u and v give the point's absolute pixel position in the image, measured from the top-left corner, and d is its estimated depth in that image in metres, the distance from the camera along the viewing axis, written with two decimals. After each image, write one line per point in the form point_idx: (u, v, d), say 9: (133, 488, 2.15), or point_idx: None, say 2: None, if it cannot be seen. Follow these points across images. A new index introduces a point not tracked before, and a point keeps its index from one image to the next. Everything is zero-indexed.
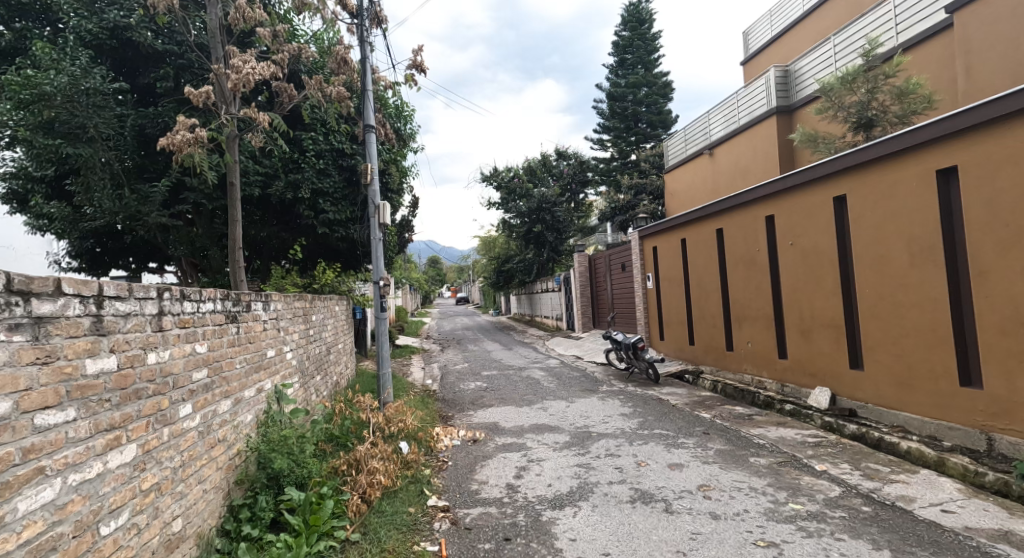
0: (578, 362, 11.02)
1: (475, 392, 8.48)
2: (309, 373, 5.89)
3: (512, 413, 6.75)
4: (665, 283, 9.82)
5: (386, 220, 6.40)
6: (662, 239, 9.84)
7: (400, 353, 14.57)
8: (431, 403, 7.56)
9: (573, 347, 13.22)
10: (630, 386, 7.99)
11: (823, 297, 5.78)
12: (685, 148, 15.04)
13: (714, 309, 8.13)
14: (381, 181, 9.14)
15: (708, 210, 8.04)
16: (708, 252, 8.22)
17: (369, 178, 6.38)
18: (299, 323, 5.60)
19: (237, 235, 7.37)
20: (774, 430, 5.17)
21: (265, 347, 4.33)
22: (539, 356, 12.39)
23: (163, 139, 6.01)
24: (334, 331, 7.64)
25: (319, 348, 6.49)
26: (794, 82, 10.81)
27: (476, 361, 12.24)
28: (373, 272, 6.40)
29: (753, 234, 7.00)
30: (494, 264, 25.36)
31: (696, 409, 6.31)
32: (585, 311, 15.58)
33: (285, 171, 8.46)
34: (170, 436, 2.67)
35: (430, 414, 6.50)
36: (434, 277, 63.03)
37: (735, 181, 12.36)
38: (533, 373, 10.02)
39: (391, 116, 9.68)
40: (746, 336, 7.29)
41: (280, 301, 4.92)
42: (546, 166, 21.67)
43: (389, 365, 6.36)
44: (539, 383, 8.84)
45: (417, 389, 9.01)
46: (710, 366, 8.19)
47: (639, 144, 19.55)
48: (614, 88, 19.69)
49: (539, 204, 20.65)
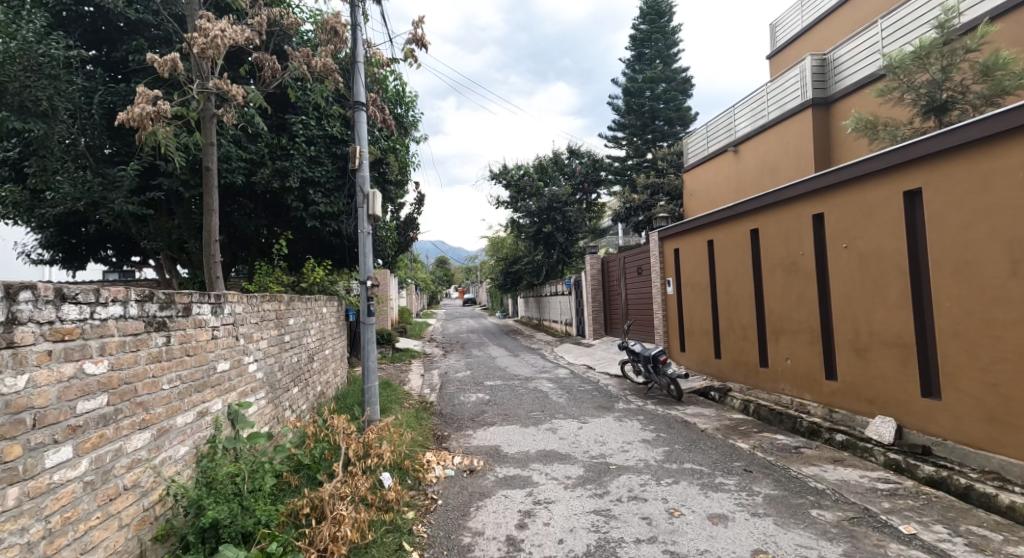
0: (589, 373, 10.17)
1: (476, 405, 7.67)
2: (282, 386, 5.10)
3: (516, 435, 5.93)
4: (688, 290, 8.94)
5: (376, 212, 5.60)
6: (685, 241, 8.96)
7: (399, 357, 13.79)
8: (426, 420, 6.74)
9: (583, 355, 12.36)
10: (649, 405, 7.13)
11: (886, 309, 4.88)
12: (707, 145, 14.14)
13: (746, 320, 7.24)
14: (378, 172, 8.35)
15: (741, 208, 7.15)
16: (739, 256, 7.34)
17: (358, 162, 5.57)
18: (270, 328, 4.81)
19: (213, 226, 6.62)
20: (832, 470, 4.29)
21: (214, 360, 3.52)
22: (546, 364, 11.55)
23: (122, 113, 5.16)
24: (319, 336, 6.85)
25: (297, 355, 5.70)
26: (833, 73, 9.91)
27: (479, 369, 11.44)
28: (361, 272, 5.59)
29: (796, 236, 6.12)
30: (502, 265, 24.56)
31: (731, 437, 5.43)
32: (596, 318, 14.72)
33: (272, 159, 7.73)
34: (19, 499, 1.88)
35: (422, 435, 5.68)
36: (441, 277, 62.37)
37: (763, 181, 11.46)
38: (539, 384, 9.18)
39: (390, 101, 8.89)
40: (784, 352, 6.41)
41: (242, 302, 4.13)
42: (558, 165, 20.85)
43: (376, 378, 5.54)
44: (547, 397, 8.01)
45: (412, 401, 8.20)
46: (739, 384, 7.30)
47: (656, 143, 18.66)
48: (631, 84, 18.81)
49: (549, 204, 19.86)
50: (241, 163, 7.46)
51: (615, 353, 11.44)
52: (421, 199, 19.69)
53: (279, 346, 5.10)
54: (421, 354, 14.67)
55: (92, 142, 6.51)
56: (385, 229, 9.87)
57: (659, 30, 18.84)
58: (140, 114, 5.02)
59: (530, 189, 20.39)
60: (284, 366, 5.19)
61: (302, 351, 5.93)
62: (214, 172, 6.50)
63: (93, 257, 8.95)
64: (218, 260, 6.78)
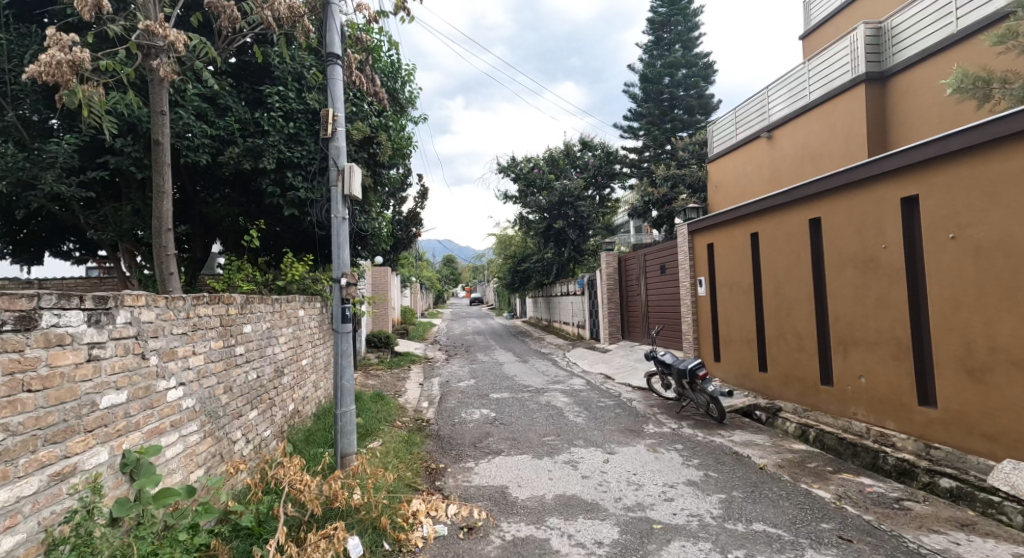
0: (608, 384, 9.03)
1: (479, 425, 6.55)
2: (229, 413, 3.99)
3: (526, 471, 4.80)
4: (725, 292, 7.76)
5: (354, 195, 4.47)
6: (722, 233, 7.78)
7: (398, 362, 12.70)
8: (418, 448, 5.61)
9: (599, 363, 11.20)
10: (685, 428, 5.97)
11: (1020, 318, 3.70)
12: (735, 134, 12.94)
13: (800, 328, 6.07)
14: (368, 152, 7.22)
15: (797, 192, 5.96)
16: (793, 253, 6.16)
17: (331, 129, 4.43)
18: (210, 336, 3.71)
19: (166, 213, 5.53)
20: (963, 542, 3.11)
21: (93, 394, 2.42)
22: (559, 373, 10.40)
23: (32, 67, 3.88)
24: (291, 345, 5.76)
25: (254, 371, 4.59)
26: (888, 45, 8.68)
27: (485, 378, 10.31)
28: (333, 270, 4.48)
29: (874, 225, 4.94)
30: (510, 263, 23.45)
31: (802, 479, 4.26)
32: (612, 321, 13.56)
33: (243, 136, 6.72)
34: None
35: (408, 475, 4.57)
36: (448, 277, 61.41)
37: (803, 169, 10.25)
38: (552, 399, 8.04)
39: (384, 74, 7.77)
40: (855, 368, 5.23)
41: (158, 306, 3.02)
42: (569, 157, 19.72)
43: (352, 401, 4.44)
44: (562, 417, 6.87)
45: (406, 419, 7.10)
46: (792, 404, 6.13)
47: (675, 133, 17.45)
48: (648, 70, 17.61)
49: (560, 198, 18.79)
50: (205, 139, 6.37)
51: (636, 361, 10.26)
52: (425, 193, 18.66)
53: (227, 361, 4.00)
54: (422, 359, 13.58)
55: (23, 112, 5.47)
56: (379, 221, 8.76)
57: (679, 12, 17.60)
58: (50, 64, 3.90)
59: (540, 182, 19.25)
60: (232, 385, 4.09)
61: (263, 366, 4.82)
62: (165, 148, 5.42)
63: (50, 252, 7.91)
64: (173, 253, 5.70)
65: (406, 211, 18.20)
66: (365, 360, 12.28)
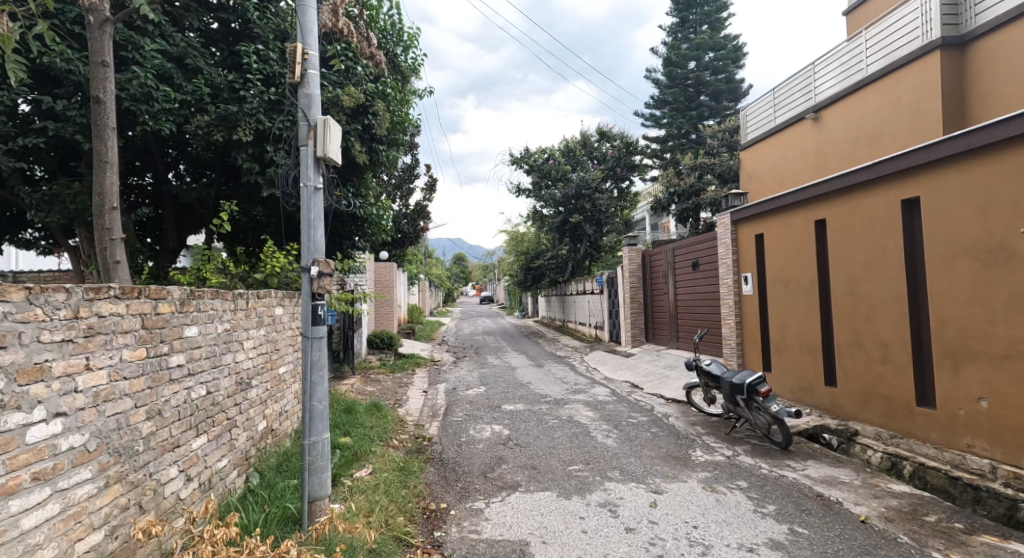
0: (636, 395, 7.93)
1: (490, 447, 5.51)
2: (158, 445, 2.97)
3: (551, 516, 3.75)
4: (778, 291, 6.65)
5: (331, 158, 3.42)
6: (776, 221, 6.65)
7: (401, 365, 11.68)
8: (414, 479, 4.56)
9: (623, 369, 10.09)
10: (744, 458, 4.87)
11: None
12: (773, 118, 11.76)
13: (884, 334, 4.96)
14: (362, 123, 6.21)
15: (886, 168, 4.83)
16: (876, 242, 5.04)
17: (299, 72, 3.39)
18: (123, 344, 2.69)
19: (110, 187, 4.51)
20: None
21: None
22: (578, 381, 9.31)
23: None
24: (264, 350, 4.75)
25: (203, 386, 3.56)
26: (967, 7, 7.47)
27: (496, 385, 9.26)
28: (301, 258, 3.42)
29: (1007, 203, 3.82)
30: (522, 261, 22.40)
31: (925, 543, 3.16)
32: (635, 322, 12.43)
33: (215, 103, 5.73)
34: None
35: (399, 526, 3.54)
36: (458, 275, 60.50)
37: (858, 152, 9.06)
38: (574, 413, 6.95)
39: (383, 36, 6.76)
40: (970, 387, 4.10)
41: (8, 302, 2.03)
42: (587, 148, 18.66)
43: (326, 430, 3.40)
44: (588, 437, 5.79)
45: (405, 438, 6.06)
46: (875, 428, 5.01)
47: (701, 121, 16.30)
48: (673, 53, 16.49)
49: (577, 190, 17.80)
50: (168, 104, 5.38)
51: (665, 369, 9.14)
52: (434, 185, 17.69)
53: (156, 377, 2.98)
54: (428, 361, 12.56)
55: None
56: (378, 208, 7.73)
57: None
58: None
59: (555, 174, 18.37)
60: (165, 408, 3.06)
61: (218, 378, 3.80)
62: (109, 108, 4.43)
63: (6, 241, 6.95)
64: (122, 237, 4.68)
65: (414, 204, 17.23)
66: (366, 363, 11.27)
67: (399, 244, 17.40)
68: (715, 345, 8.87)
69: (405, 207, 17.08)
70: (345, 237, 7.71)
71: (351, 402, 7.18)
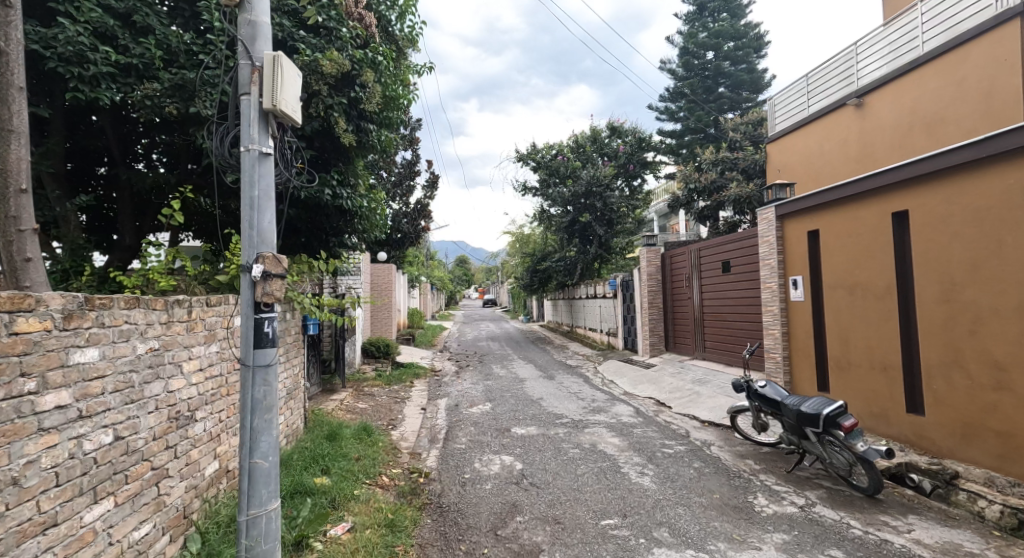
0: (666, 417, 6.89)
1: (500, 490, 4.52)
2: (8, 533, 1.98)
3: None
4: (838, 297, 5.64)
5: (283, 110, 2.43)
6: (839, 215, 5.63)
7: (399, 376, 10.68)
8: (404, 540, 3.56)
9: (644, 383, 9.04)
10: (823, 510, 3.84)
11: None
12: (806, 107, 10.76)
13: (996, 353, 3.95)
14: (348, 97, 5.24)
15: (1005, 144, 3.83)
16: (986, 238, 4.04)
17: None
18: None
19: (17, 166, 3.48)
20: None
21: None
22: (596, 398, 8.27)
23: None
24: (217, 371, 3.75)
25: (108, 431, 2.56)
26: None
27: (504, 401, 8.25)
28: (241, 253, 2.40)
29: None
30: (528, 263, 21.38)
31: None
32: (655, 330, 11.40)
33: (169, 69, 4.77)
34: None
35: None
36: (460, 278, 59.55)
37: (914, 140, 8.05)
38: (598, 440, 5.91)
39: None
40: None
41: None
42: (597, 144, 17.68)
43: (274, 500, 2.38)
44: (620, 475, 4.76)
45: (397, 473, 5.07)
46: (985, 472, 3.98)
47: (720, 113, 15.29)
48: (690, 42, 15.50)
49: (587, 188, 16.85)
50: (108, 68, 4.41)
51: (694, 384, 8.11)
52: (436, 182, 16.73)
53: (7, 430, 2.00)
54: (428, 372, 11.53)
55: None
56: (369, 200, 6.73)
57: None
58: None
59: (564, 171, 17.41)
60: (26, 474, 2.07)
61: (137, 417, 2.79)
62: (15, 62, 3.44)
63: None
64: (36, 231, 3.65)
65: (414, 202, 16.27)
66: (359, 374, 10.26)
67: (399, 244, 16.40)
68: (756, 358, 7.81)
69: (405, 205, 16.07)
70: (331, 234, 6.71)
71: (336, 425, 6.16)
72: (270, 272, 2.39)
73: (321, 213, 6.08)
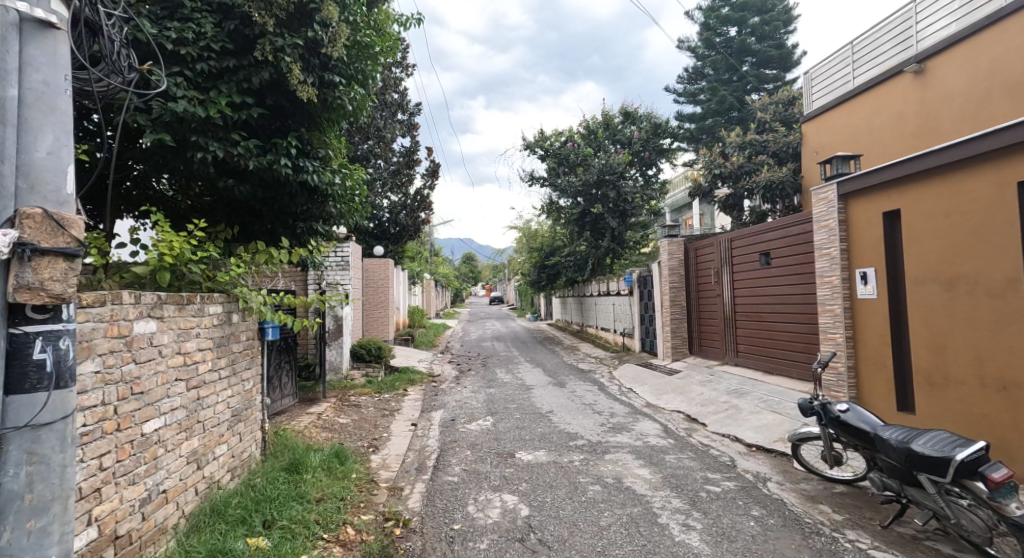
0: (703, 440, 5.71)
1: (499, 550, 3.40)
2: None
3: None
4: (929, 294, 4.45)
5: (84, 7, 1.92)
6: (932, 189, 4.44)
7: (393, 382, 9.57)
8: None
9: (669, 393, 7.87)
10: None
11: None
12: (851, 80, 9.53)
13: None
14: (305, 38, 4.19)
15: None
16: None
17: None
18: None
19: None
20: None
21: None
22: (615, 412, 7.11)
23: None
24: (89, 395, 2.63)
25: None
26: None
27: (508, 415, 7.12)
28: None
29: None
30: (536, 259, 20.18)
31: None
32: (677, 331, 10.23)
33: None
34: None
35: None
36: (466, 276, 58.38)
37: (993, 106, 6.77)
38: (623, 472, 4.76)
39: None
40: None
41: None
42: (610, 130, 16.44)
43: None
44: (657, 529, 3.60)
45: (367, 519, 3.96)
46: None
47: (745, 94, 14.04)
48: (711, 16, 14.26)
49: (599, 176, 15.64)
50: None
51: (730, 396, 6.92)
52: (437, 170, 15.62)
53: None
54: (425, 377, 10.39)
55: None
56: (343, 177, 5.61)
57: None
58: None
59: (574, 159, 16.22)
60: None
61: None
62: None
63: None
64: None
65: (413, 193, 15.14)
66: (347, 381, 9.14)
67: (397, 237, 15.29)
68: (808, 365, 6.61)
69: (404, 195, 14.93)
70: (296, 216, 5.61)
71: (301, 452, 5.03)
72: (30, 248, 1.73)
73: (282, 191, 4.97)
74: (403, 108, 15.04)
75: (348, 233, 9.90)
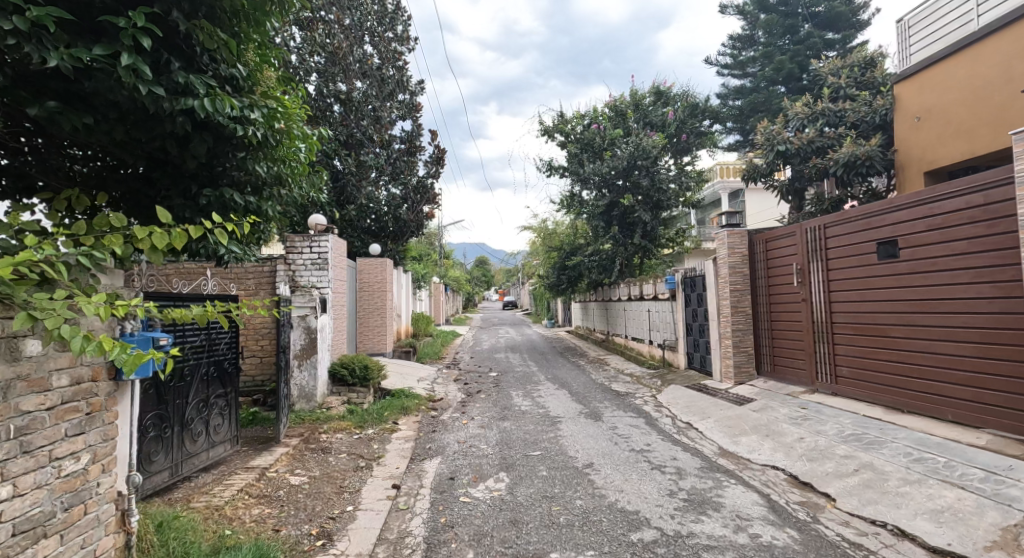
0: (846, 537, 3.54)
1: None
2: None
3: None
4: None
5: None
6: None
7: (381, 411, 7.51)
8: None
9: (751, 437, 5.69)
10: None
11: None
12: (975, 19, 7.37)
13: None
14: None
15: None
16: None
17: None
18: None
19: None
20: None
21: None
22: (684, 469, 4.94)
23: None
24: None
25: None
26: None
27: (530, 473, 4.99)
28: None
29: None
30: (554, 260, 18.02)
31: None
32: (740, 346, 8.03)
33: None
34: None
35: None
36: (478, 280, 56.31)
37: None
38: None
39: None
40: None
41: None
42: (640, 110, 14.20)
43: None
44: None
45: None
46: None
47: (806, 60, 11.82)
48: None
49: (630, 162, 13.47)
50: None
51: (855, 449, 4.73)
52: (441, 157, 13.61)
53: None
54: (423, 403, 8.32)
55: None
56: (275, 116, 3.60)
57: None
58: None
59: (600, 143, 14.08)
60: None
61: None
62: None
63: None
64: None
65: (415, 182, 13.11)
66: (320, 412, 7.08)
67: (397, 234, 13.27)
68: (985, 406, 4.46)
69: (404, 186, 12.90)
70: (200, 179, 3.63)
71: None
72: None
73: (158, 130, 3.03)
74: (402, 85, 13.03)
75: (327, 224, 7.91)
